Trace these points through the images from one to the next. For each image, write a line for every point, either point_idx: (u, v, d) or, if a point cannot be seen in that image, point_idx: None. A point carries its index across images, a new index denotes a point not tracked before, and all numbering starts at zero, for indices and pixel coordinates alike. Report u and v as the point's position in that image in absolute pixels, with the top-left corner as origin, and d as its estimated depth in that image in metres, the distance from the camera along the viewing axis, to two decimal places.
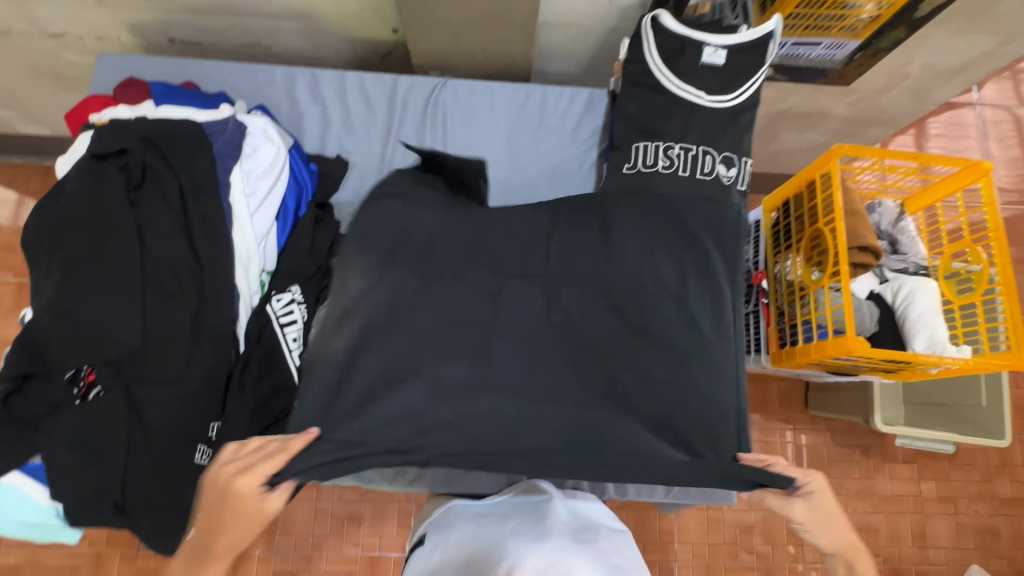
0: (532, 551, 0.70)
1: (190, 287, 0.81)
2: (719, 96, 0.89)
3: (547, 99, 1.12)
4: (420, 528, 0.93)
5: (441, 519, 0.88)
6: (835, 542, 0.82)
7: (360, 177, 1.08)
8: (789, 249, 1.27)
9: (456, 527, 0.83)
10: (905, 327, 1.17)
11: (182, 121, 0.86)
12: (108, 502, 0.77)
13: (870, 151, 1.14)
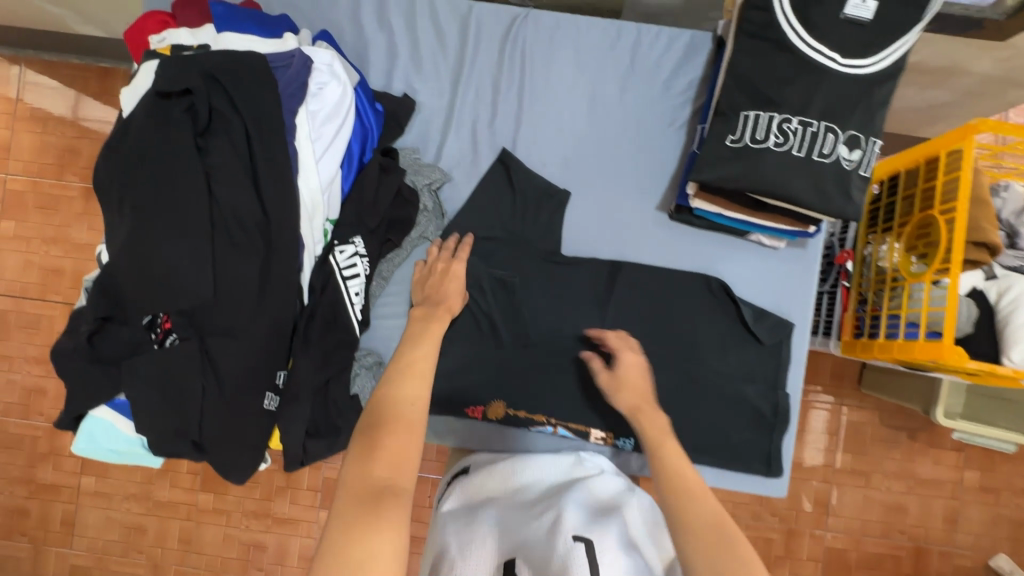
0: (575, 507, 0.75)
1: (258, 239, 0.79)
2: (855, 61, 0.76)
3: (640, 41, 0.98)
4: (456, 464, 0.96)
5: (486, 460, 0.92)
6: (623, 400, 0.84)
7: (426, 121, 1.00)
8: (887, 232, 1.14)
9: (502, 471, 0.88)
10: (1004, 332, 1.07)
11: (248, 53, 0.79)
12: (185, 439, 0.81)
13: (1016, 130, 0.97)
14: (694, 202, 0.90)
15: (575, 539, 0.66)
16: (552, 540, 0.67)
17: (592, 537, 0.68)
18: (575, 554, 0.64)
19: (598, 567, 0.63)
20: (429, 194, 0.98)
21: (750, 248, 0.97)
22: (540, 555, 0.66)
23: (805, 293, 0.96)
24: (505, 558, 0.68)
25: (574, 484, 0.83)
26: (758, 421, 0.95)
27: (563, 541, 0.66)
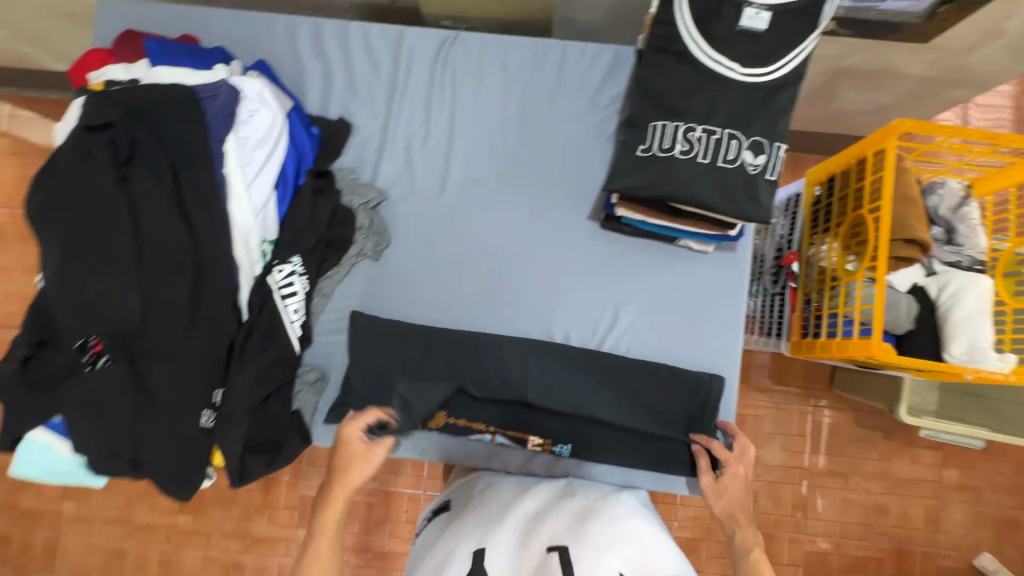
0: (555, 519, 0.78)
1: (186, 264, 0.81)
2: (755, 69, 0.78)
3: (566, 57, 1.01)
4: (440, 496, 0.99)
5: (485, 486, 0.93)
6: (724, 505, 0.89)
7: (363, 141, 1.03)
8: (827, 232, 1.16)
9: (499, 488, 0.91)
10: (945, 328, 1.07)
11: (173, 86, 0.83)
12: (121, 459, 0.83)
13: (938, 129, 0.98)
14: (619, 210, 0.92)
15: (550, 549, 0.70)
16: (526, 553, 0.71)
17: (567, 544, 0.71)
18: (552, 562, 0.68)
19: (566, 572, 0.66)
20: (365, 211, 1.01)
21: (681, 254, 0.99)
22: (510, 563, 0.71)
23: (732, 297, 0.99)
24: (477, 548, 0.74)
25: (567, 500, 0.85)
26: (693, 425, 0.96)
27: (535, 556, 0.70)
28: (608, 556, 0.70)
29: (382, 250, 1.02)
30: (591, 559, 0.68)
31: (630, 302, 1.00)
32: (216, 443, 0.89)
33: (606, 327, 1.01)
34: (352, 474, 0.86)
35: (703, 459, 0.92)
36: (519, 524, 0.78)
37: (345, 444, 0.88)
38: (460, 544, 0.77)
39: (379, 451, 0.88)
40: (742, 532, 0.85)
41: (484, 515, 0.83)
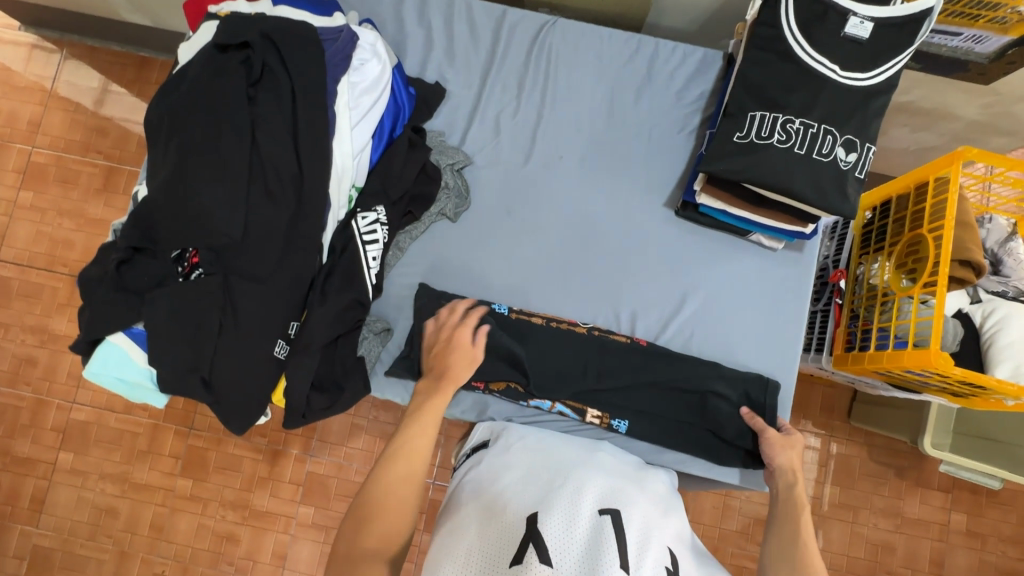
0: (597, 475, 0.73)
1: (290, 191, 0.83)
2: (854, 74, 0.84)
3: (659, 53, 1.07)
4: (479, 434, 0.95)
5: (512, 434, 0.87)
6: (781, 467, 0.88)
7: (455, 108, 1.08)
8: (878, 252, 1.20)
9: (523, 441, 0.85)
10: (989, 353, 1.10)
11: (299, 22, 0.86)
12: (195, 377, 0.83)
13: (997, 159, 1.05)
14: (701, 197, 0.95)
15: (602, 512, 0.65)
16: (579, 510, 0.65)
17: (618, 509, 0.67)
18: (605, 527, 0.63)
19: (624, 544, 0.62)
20: (451, 172, 1.04)
21: (750, 249, 1.03)
22: (563, 522, 0.63)
23: (795, 296, 1.01)
24: (528, 510, 0.66)
25: (595, 454, 0.82)
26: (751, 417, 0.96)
27: (588, 514, 0.65)
28: (654, 523, 0.68)
29: (461, 213, 1.04)
30: (642, 531, 0.65)
31: (697, 290, 1.02)
32: (284, 374, 0.88)
33: (672, 310, 1.02)
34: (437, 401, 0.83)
35: (756, 421, 0.93)
36: (561, 478, 0.71)
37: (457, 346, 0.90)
38: (502, 498, 0.70)
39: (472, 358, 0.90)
40: (797, 490, 0.85)
41: (517, 470, 0.75)
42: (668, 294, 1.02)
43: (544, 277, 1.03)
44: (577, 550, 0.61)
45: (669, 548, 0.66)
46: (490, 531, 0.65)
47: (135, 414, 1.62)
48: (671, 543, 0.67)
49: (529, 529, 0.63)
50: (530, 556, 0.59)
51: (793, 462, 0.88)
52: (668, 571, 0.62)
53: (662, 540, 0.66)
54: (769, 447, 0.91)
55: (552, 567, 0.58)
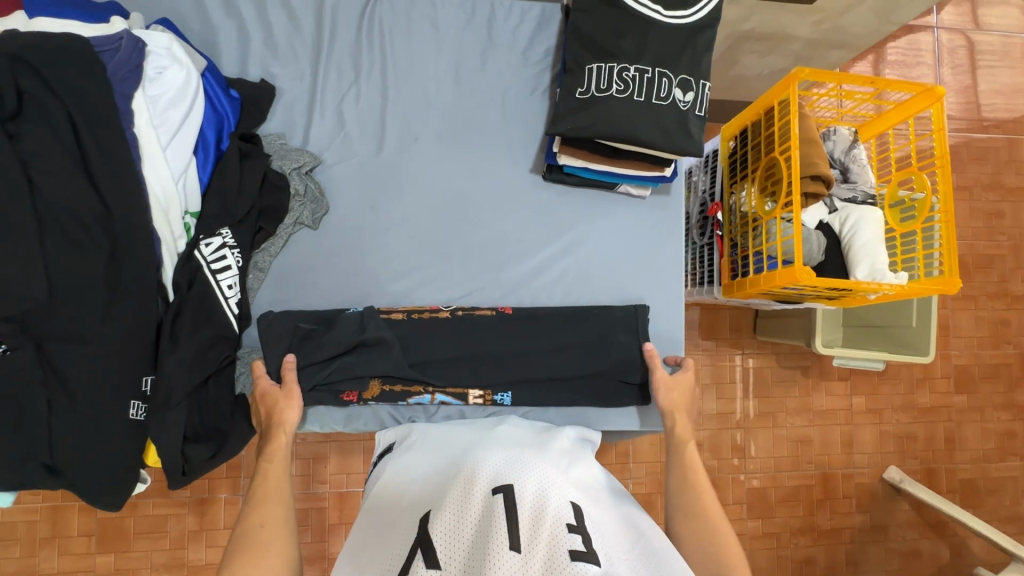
0: (494, 450, 0.74)
1: (99, 233, 0.73)
2: (677, 12, 0.84)
3: (495, 14, 1.02)
4: (382, 443, 0.92)
5: (412, 436, 0.86)
6: (668, 405, 0.94)
7: (290, 105, 0.98)
8: (744, 179, 1.26)
9: (425, 437, 0.85)
10: (849, 255, 1.19)
11: (63, 35, 0.73)
12: (36, 464, 0.74)
13: (828, 76, 1.10)
14: (561, 158, 0.93)
15: (494, 491, 0.65)
16: (470, 497, 0.65)
17: (513, 482, 0.67)
18: (497, 506, 0.63)
19: (517, 515, 0.62)
20: (299, 177, 0.95)
21: (621, 200, 1.03)
22: (452, 517, 0.64)
23: (670, 238, 1.04)
24: (421, 514, 0.66)
25: (497, 431, 0.83)
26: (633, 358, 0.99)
27: (480, 497, 0.65)
28: (553, 480, 0.69)
29: (320, 218, 0.96)
30: (538, 498, 0.65)
31: (579, 251, 1.02)
32: (148, 436, 0.80)
33: (558, 274, 1.02)
34: (278, 438, 0.84)
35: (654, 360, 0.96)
36: (456, 469, 0.72)
37: (263, 395, 0.87)
38: (400, 510, 0.69)
39: (293, 399, 0.87)
40: (681, 430, 0.92)
41: (413, 476, 0.75)
42: (550, 260, 1.01)
43: (421, 267, 0.99)
44: (467, 539, 0.61)
45: (570, 503, 0.66)
46: (382, 546, 0.65)
47: (29, 501, 1.42)
48: (574, 497, 0.67)
49: (418, 534, 0.63)
50: (417, 562, 0.59)
51: (673, 400, 0.94)
52: (567, 526, 0.62)
53: (562, 497, 0.66)
54: (654, 385, 0.96)
55: (441, 569, 0.59)
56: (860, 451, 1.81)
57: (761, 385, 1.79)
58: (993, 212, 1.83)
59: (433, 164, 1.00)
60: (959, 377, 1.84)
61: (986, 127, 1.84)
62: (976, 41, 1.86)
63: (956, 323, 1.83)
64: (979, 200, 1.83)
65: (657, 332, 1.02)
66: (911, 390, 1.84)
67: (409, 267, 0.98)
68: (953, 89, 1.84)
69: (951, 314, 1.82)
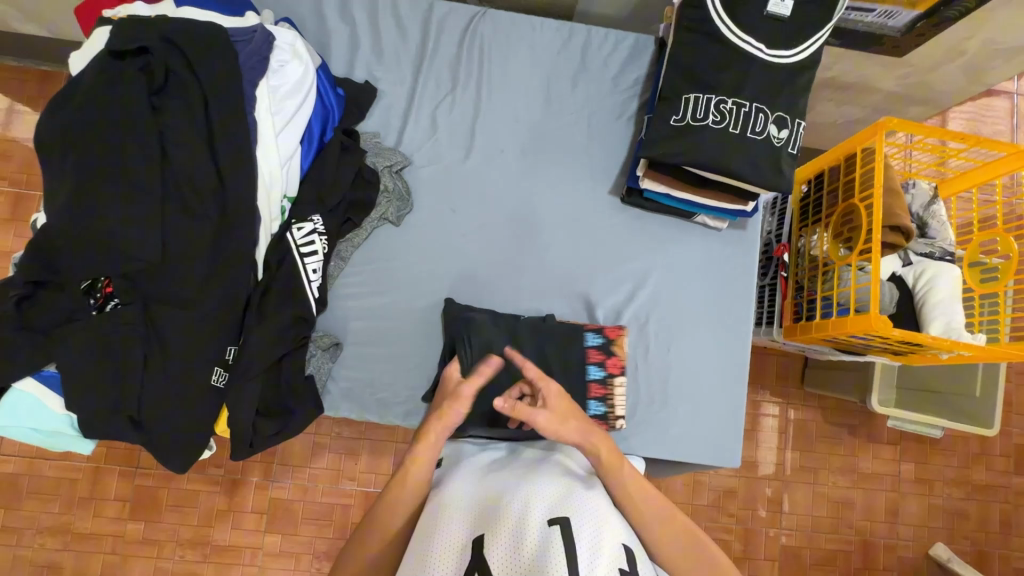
0: (546, 481, 0.72)
1: (212, 206, 0.77)
2: (780, 52, 0.85)
3: (591, 40, 1.06)
4: None
5: (460, 454, 0.86)
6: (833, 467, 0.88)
7: (388, 107, 1.03)
8: (816, 224, 1.25)
9: (472, 457, 0.84)
10: (922, 310, 1.16)
11: (208, 24, 0.79)
12: (123, 416, 0.78)
13: (918, 128, 1.09)
14: (645, 182, 0.95)
15: (550, 522, 0.64)
16: (524, 527, 0.63)
17: (568, 517, 0.65)
18: (552, 538, 0.62)
19: (575, 553, 0.60)
20: (390, 175, 0.99)
21: (696, 230, 1.04)
22: (507, 545, 0.62)
23: (741, 273, 1.03)
24: (475, 536, 0.64)
25: (547, 459, 0.81)
26: (699, 397, 1.00)
27: (535, 526, 0.63)
28: (606, 521, 0.67)
29: (404, 216, 1.00)
30: (594, 538, 0.64)
31: (650, 276, 1.02)
32: (225, 403, 0.83)
33: (627, 296, 1.02)
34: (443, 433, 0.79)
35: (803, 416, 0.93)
36: (508, 492, 0.70)
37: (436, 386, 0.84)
38: (451, 527, 0.68)
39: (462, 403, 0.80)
40: None
41: (462, 491, 0.74)
42: (620, 282, 1.02)
43: (492, 274, 1.01)
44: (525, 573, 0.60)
45: (624, 549, 0.65)
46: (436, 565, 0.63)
47: (72, 459, 1.46)
48: (627, 542, 0.66)
49: (475, 562, 0.61)
50: None
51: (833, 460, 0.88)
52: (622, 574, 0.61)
53: (615, 540, 0.65)
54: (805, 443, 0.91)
55: None
56: (904, 522, 1.71)
57: (804, 439, 1.72)
58: None
59: (517, 176, 1.03)
60: (1019, 457, 1.74)
61: None
62: None
63: (1020, 399, 1.74)
64: None
65: (722, 363, 1.01)
66: (965, 465, 1.74)
67: (481, 270, 1.01)
68: None
69: (1014, 389, 1.73)
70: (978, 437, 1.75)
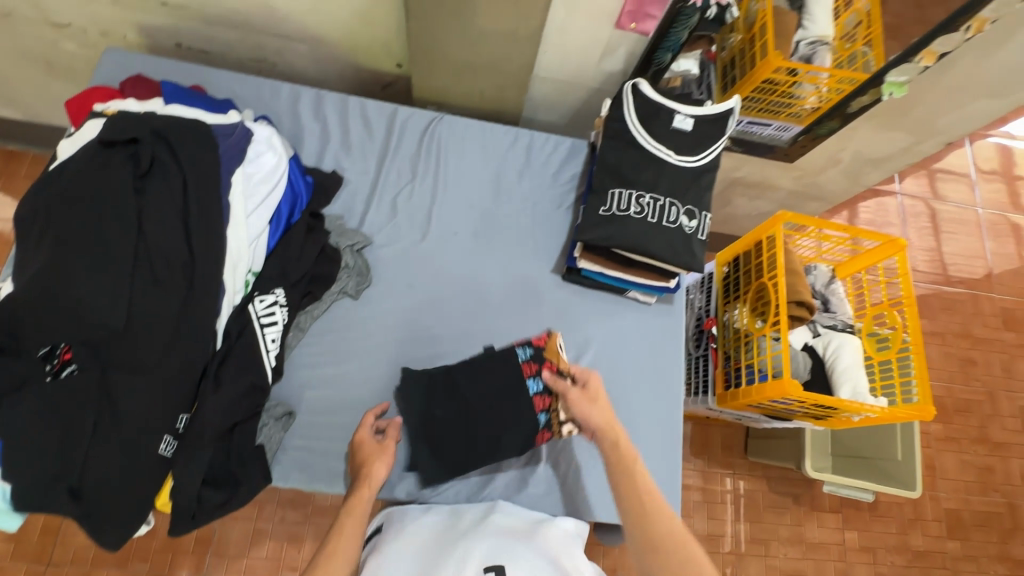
0: (482, 539, 0.79)
1: (180, 278, 0.83)
2: (687, 157, 1.03)
3: (534, 142, 1.23)
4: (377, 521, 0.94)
5: (404, 517, 0.90)
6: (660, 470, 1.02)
7: (352, 192, 1.15)
8: (736, 300, 1.41)
9: (417, 520, 0.88)
10: (832, 376, 1.29)
11: (194, 121, 0.90)
12: (61, 486, 0.77)
13: (808, 220, 1.30)
14: (581, 261, 1.08)
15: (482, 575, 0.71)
16: None
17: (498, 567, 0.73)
18: None
19: None
20: (351, 253, 1.09)
21: (629, 304, 1.16)
22: None
23: (670, 343, 1.14)
24: None
25: (490, 517, 0.87)
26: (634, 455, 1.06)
27: None
28: (541, 573, 0.75)
29: (362, 289, 1.08)
30: None
31: (590, 346, 1.12)
32: (171, 472, 0.83)
33: (569, 364, 1.10)
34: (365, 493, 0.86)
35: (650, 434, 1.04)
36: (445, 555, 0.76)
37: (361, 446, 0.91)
38: None
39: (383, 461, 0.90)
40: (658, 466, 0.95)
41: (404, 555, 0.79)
42: (564, 351, 1.11)
43: (442, 342, 1.08)
44: None
45: None
46: None
47: None
48: None
49: None
50: None
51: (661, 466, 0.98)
52: None
53: None
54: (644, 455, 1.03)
55: None
56: None
57: (752, 509, 1.76)
58: (966, 359, 1.97)
59: (469, 255, 1.14)
60: (950, 521, 1.83)
61: (952, 282, 2.04)
62: (937, 209, 2.12)
63: (942, 464, 1.87)
64: (951, 346, 1.97)
65: (659, 425, 1.09)
66: (903, 531, 1.81)
67: (433, 338, 1.08)
68: (920, 245, 2.07)
69: (935, 454, 1.86)
70: (911, 502, 1.84)
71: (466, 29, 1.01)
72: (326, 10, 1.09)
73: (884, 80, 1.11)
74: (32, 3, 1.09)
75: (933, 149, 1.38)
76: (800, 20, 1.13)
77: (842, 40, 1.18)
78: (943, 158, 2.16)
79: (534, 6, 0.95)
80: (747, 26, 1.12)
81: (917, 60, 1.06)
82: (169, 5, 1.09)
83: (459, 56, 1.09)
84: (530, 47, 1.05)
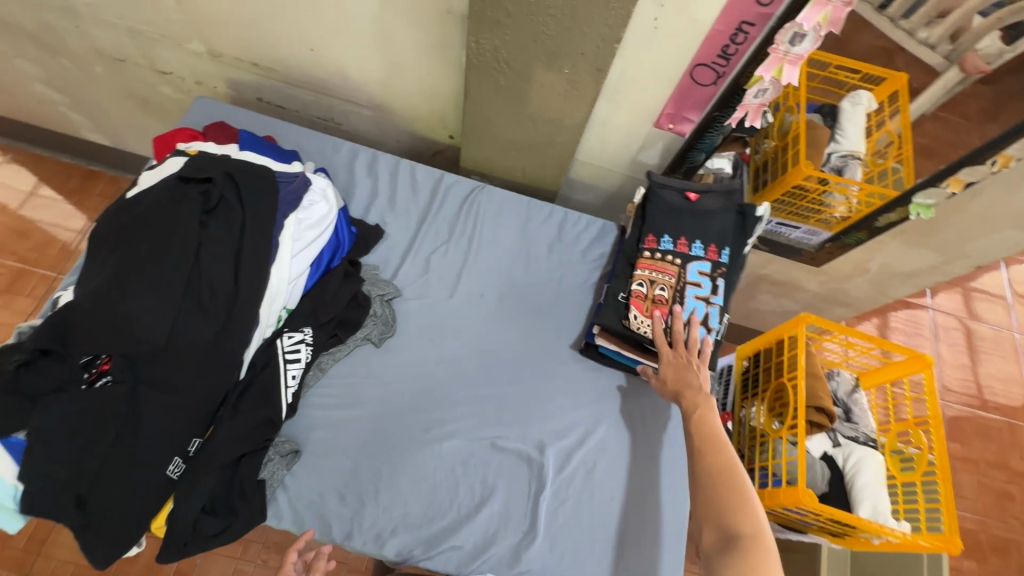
0: None
1: (222, 306, 0.88)
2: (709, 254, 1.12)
3: (567, 219, 1.30)
4: None
5: None
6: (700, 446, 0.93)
7: (391, 246, 1.22)
8: (754, 397, 1.38)
9: None
10: (852, 491, 1.22)
11: (262, 167, 0.99)
12: (70, 493, 0.79)
13: (832, 325, 1.30)
14: (599, 338, 1.10)
15: None
16: None
17: None
18: None
19: None
20: (380, 302, 1.13)
21: (644, 386, 1.16)
22: None
23: (683, 433, 1.12)
24: None
25: None
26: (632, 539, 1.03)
27: None
28: None
29: (385, 338, 1.12)
30: None
31: (600, 425, 1.11)
32: (174, 494, 0.86)
33: (577, 440, 1.09)
34: None
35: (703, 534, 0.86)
36: None
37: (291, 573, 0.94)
38: None
39: None
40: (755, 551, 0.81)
41: None
42: (573, 426, 1.10)
43: (453, 400, 1.09)
44: None
45: None
46: None
47: None
48: None
49: None
50: None
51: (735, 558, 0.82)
52: None
53: None
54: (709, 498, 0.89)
55: None
56: None
57: None
58: (1002, 492, 1.84)
59: (492, 317, 1.18)
60: None
61: (986, 407, 1.95)
62: (972, 328, 2.08)
63: None
64: (984, 475, 1.85)
65: (663, 517, 1.05)
66: None
67: (445, 395, 1.09)
68: (952, 364, 2.00)
69: None
70: None
71: (517, 113, 1.11)
72: (395, 84, 1.21)
73: (911, 200, 1.14)
74: (144, 52, 1.25)
75: (963, 270, 1.39)
76: (833, 134, 1.20)
77: (872, 157, 1.25)
78: (977, 279, 2.15)
79: (580, 99, 1.05)
80: (781, 134, 1.20)
81: (944, 184, 1.11)
82: (259, 66, 1.24)
83: (507, 135, 1.18)
84: (574, 134, 1.14)
